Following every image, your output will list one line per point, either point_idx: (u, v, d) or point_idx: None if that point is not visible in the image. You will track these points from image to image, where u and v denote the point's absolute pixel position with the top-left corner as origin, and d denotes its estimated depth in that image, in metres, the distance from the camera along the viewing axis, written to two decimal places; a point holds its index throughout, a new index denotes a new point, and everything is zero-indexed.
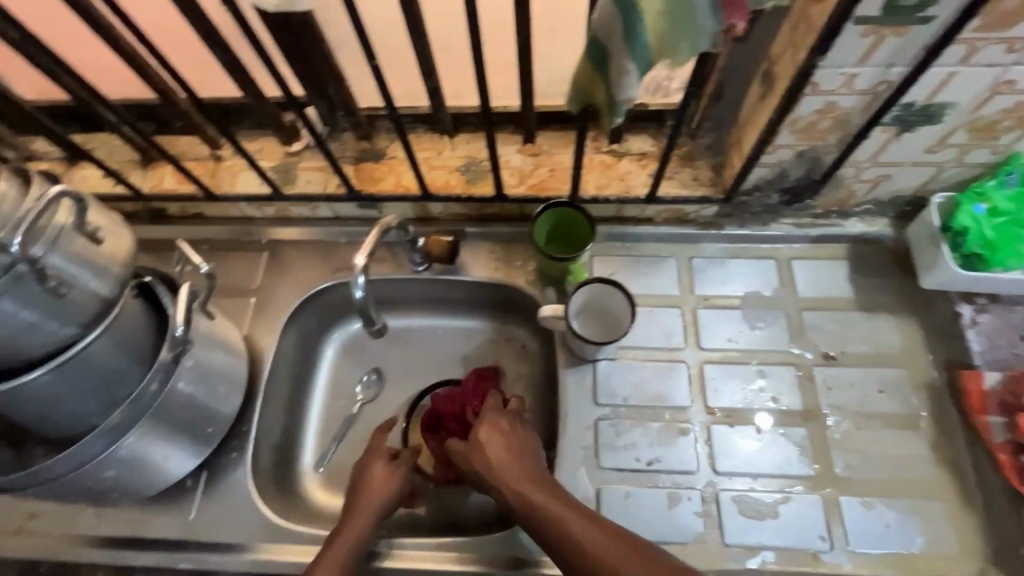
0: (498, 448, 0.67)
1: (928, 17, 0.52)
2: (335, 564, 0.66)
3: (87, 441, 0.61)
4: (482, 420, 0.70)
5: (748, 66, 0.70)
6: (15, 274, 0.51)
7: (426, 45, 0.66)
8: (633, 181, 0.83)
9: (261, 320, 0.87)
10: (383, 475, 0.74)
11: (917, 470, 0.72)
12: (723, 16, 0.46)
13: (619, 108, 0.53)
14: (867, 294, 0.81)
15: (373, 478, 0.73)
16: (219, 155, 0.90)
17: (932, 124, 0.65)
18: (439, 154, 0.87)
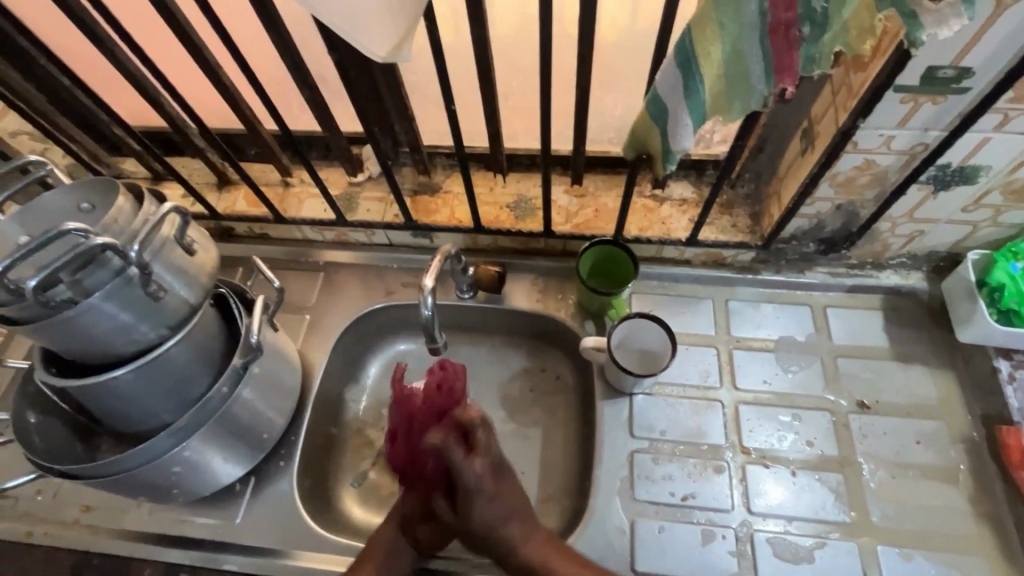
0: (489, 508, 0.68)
1: (964, 88, 0.57)
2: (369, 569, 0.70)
3: (159, 438, 0.66)
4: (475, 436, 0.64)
5: (790, 123, 0.75)
6: (125, 278, 0.57)
7: (493, 94, 0.73)
8: (673, 225, 0.88)
9: (313, 337, 0.92)
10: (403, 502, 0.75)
11: (956, 525, 0.72)
12: (775, 80, 0.51)
13: (673, 157, 0.58)
14: (902, 344, 0.83)
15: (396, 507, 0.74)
16: (288, 182, 0.97)
17: (967, 184, 0.68)
18: (491, 190, 0.93)
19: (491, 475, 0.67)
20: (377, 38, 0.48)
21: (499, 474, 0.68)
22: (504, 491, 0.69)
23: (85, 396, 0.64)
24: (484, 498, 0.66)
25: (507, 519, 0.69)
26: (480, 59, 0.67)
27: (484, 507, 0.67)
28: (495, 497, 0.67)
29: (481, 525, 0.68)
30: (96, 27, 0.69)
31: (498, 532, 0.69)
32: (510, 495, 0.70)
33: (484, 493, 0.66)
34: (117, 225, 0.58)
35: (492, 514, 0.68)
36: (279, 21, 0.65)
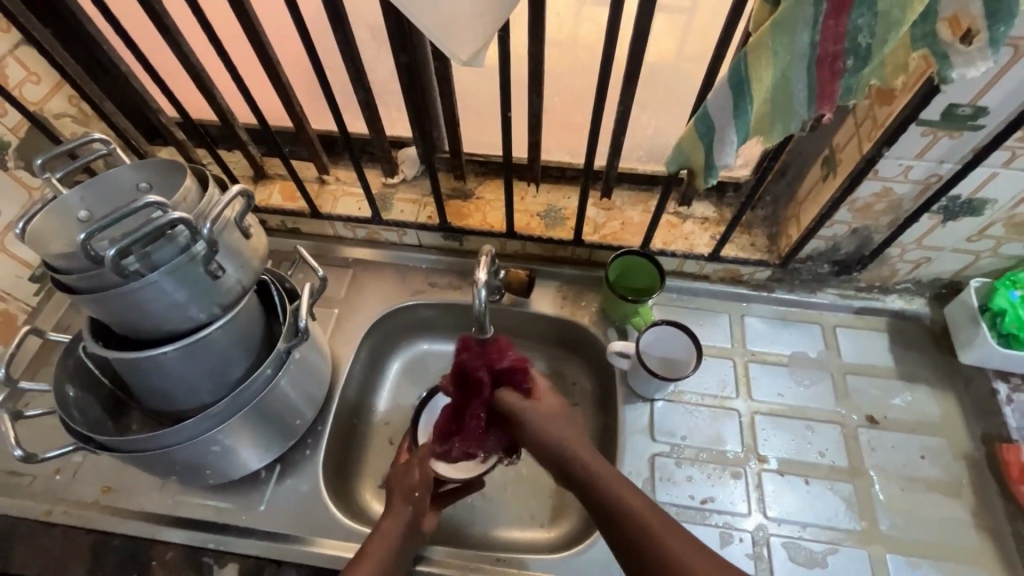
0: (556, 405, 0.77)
1: (978, 126, 0.62)
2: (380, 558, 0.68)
3: (201, 417, 0.66)
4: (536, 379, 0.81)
5: (812, 151, 0.81)
6: (190, 254, 0.59)
7: (540, 106, 0.77)
8: (696, 241, 0.92)
9: (341, 331, 0.94)
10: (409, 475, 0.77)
11: (960, 537, 0.75)
12: (816, 107, 0.56)
13: (715, 171, 0.63)
14: (907, 364, 0.88)
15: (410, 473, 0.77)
16: (324, 179, 1.00)
17: (973, 216, 0.74)
18: (523, 199, 0.97)
19: (550, 409, 0.75)
20: (460, 43, 0.52)
21: (557, 412, 0.75)
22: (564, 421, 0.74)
23: (128, 370, 0.64)
24: (546, 425, 0.73)
25: (571, 442, 0.71)
26: (534, 73, 0.72)
27: (554, 435, 0.72)
28: (556, 423, 0.73)
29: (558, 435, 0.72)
30: (166, 18, 0.72)
31: (561, 442, 0.71)
32: (568, 430, 0.73)
33: (546, 423, 0.73)
34: (185, 204, 0.60)
35: (555, 436, 0.72)
36: (346, 24, 0.69)
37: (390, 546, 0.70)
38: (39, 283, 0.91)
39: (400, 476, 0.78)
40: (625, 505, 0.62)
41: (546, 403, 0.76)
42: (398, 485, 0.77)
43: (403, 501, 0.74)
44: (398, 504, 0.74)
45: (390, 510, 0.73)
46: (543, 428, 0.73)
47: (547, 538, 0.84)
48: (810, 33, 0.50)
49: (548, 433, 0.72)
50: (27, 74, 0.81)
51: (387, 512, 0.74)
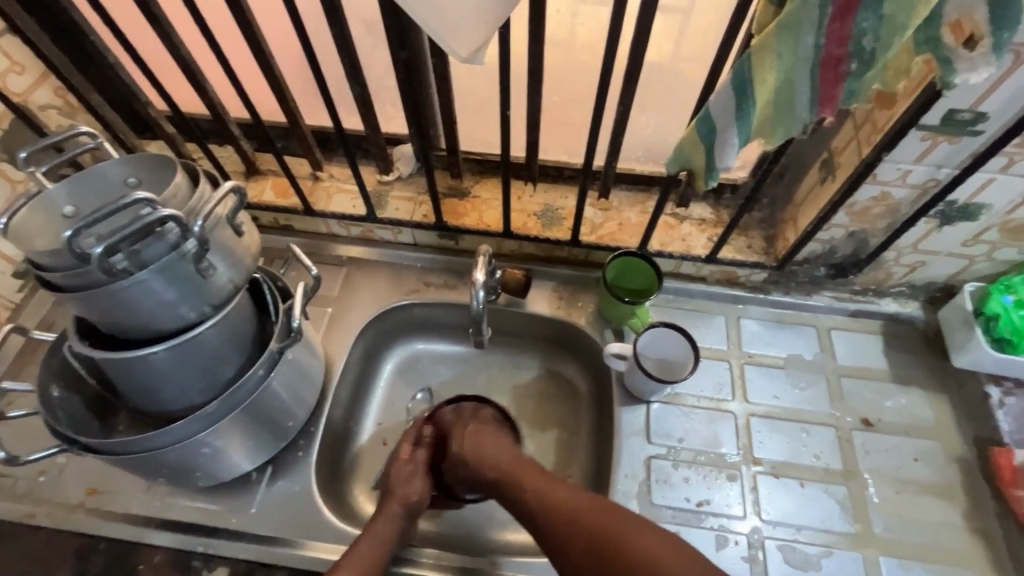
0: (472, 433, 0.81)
1: (977, 131, 0.62)
2: (361, 563, 0.67)
3: (191, 419, 0.65)
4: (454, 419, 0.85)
5: (810, 154, 0.81)
6: (180, 253, 0.58)
7: (539, 105, 0.76)
8: (693, 242, 0.92)
9: (335, 330, 0.92)
10: (404, 478, 0.77)
11: (952, 539, 0.76)
12: (818, 110, 0.55)
13: (715, 173, 0.63)
14: (901, 367, 0.88)
15: (399, 485, 0.76)
16: (318, 176, 0.98)
17: (969, 221, 0.75)
18: (520, 198, 0.96)
19: (466, 438, 0.81)
20: (462, 39, 0.51)
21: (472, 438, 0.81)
22: (482, 447, 0.79)
23: (116, 370, 0.63)
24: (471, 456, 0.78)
25: (486, 457, 0.77)
26: (534, 71, 0.71)
27: (479, 464, 0.78)
28: (476, 450, 0.79)
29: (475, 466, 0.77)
30: (155, 8, 0.70)
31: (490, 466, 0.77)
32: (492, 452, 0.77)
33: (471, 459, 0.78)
34: (176, 200, 0.59)
35: (488, 461, 0.77)
36: (342, 17, 0.68)
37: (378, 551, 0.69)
38: (23, 279, 0.88)
39: (401, 478, 0.77)
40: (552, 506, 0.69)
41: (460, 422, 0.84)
42: (396, 484, 0.76)
43: (398, 504, 0.74)
44: (393, 507, 0.73)
45: (383, 513, 0.73)
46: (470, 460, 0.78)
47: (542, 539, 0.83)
48: (814, 35, 0.49)
49: (470, 460, 0.78)
50: (10, 64, 0.78)
51: (379, 514, 0.73)
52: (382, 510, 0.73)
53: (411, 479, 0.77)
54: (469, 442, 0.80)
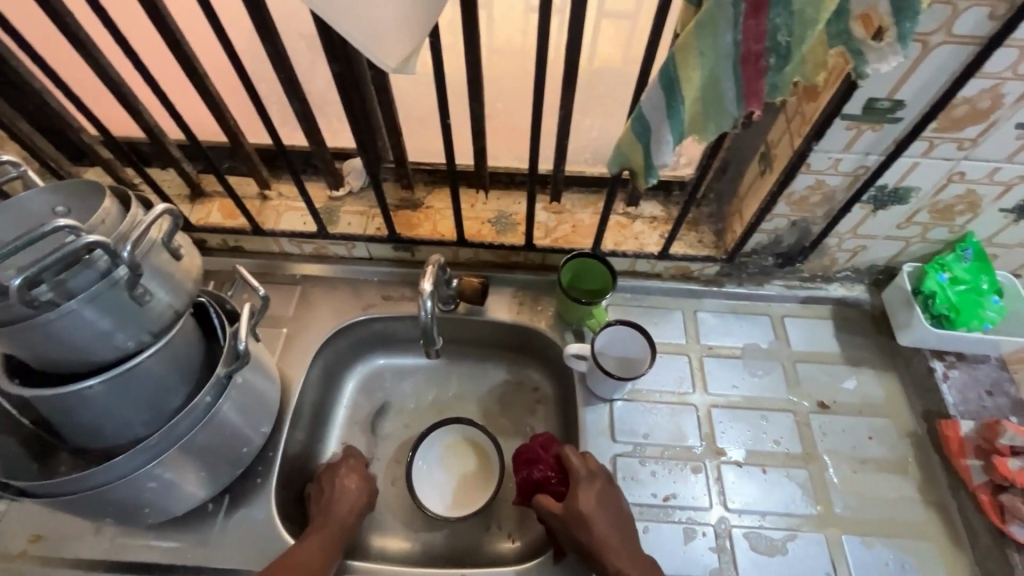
0: (593, 500, 0.71)
1: (897, 118, 0.65)
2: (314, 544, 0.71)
3: (134, 453, 0.62)
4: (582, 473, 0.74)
5: (749, 149, 0.83)
6: (111, 280, 0.55)
7: (482, 113, 0.76)
8: (645, 240, 0.93)
9: (290, 351, 0.90)
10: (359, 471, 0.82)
11: (910, 512, 0.78)
12: (744, 104, 0.57)
13: (654, 171, 0.64)
14: (851, 349, 0.91)
15: (348, 476, 0.81)
16: (266, 195, 0.96)
17: (900, 204, 0.78)
18: (473, 206, 0.96)
19: (601, 492, 0.73)
20: (388, 49, 0.50)
21: (605, 495, 0.73)
22: (611, 511, 0.72)
23: (48, 408, 0.60)
24: (588, 521, 0.70)
25: (602, 530, 0.69)
26: (472, 80, 0.71)
27: (603, 527, 0.69)
28: (603, 511, 0.71)
29: (593, 534, 0.69)
30: (79, 31, 0.68)
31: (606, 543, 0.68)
32: (607, 524, 0.70)
33: (598, 517, 0.70)
34: (104, 226, 0.56)
35: (612, 539, 0.69)
36: (274, 32, 0.67)
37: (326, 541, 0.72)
38: None
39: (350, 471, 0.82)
40: None
41: (586, 474, 0.74)
42: (345, 489, 0.79)
43: (348, 504, 0.78)
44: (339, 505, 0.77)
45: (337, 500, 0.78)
46: (595, 519, 0.70)
47: (517, 550, 0.84)
48: (732, 33, 0.51)
49: (586, 526, 0.69)
50: None
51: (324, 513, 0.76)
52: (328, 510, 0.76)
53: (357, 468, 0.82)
54: (603, 501, 0.72)
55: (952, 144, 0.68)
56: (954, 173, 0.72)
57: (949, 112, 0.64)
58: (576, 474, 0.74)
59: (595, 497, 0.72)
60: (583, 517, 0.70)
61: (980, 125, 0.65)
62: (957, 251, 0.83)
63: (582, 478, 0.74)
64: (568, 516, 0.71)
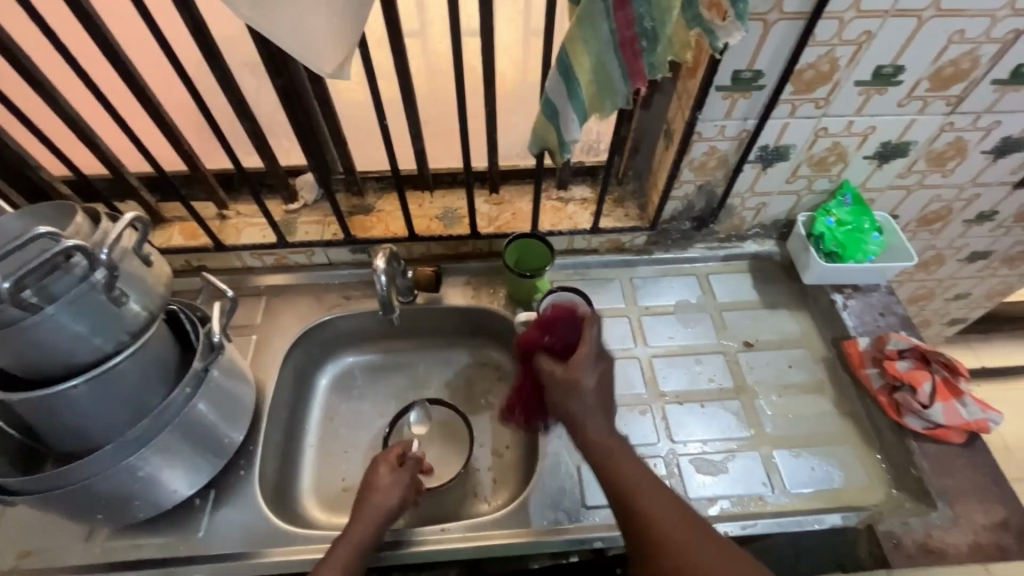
0: (592, 378, 0.74)
1: (761, 85, 0.79)
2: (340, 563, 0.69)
3: (116, 445, 0.67)
4: (585, 342, 0.75)
5: (654, 128, 0.96)
6: (89, 283, 0.61)
7: (416, 115, 0.86)
8: (578, 219, 1.04)
9: (262, 355, 0.96)
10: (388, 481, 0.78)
11: (829, 424, 0.89)
12: (630, 82, 0.68)
13: (567, 147, 0.75)
14: (767, 295, 1.03)
15: (376, 481, 0.78)
16: (225, 215, 1.03)
17: (783, 161, 0.91)
18: (421, 206, 1.05)
19: (601, 371, 0.76)
20: (324, 58, 0.59)
21: (602, 374, 0.76)
22: (602, 384, 0.75)
23: (33, 412, 0.65)
24: (577, 393, 0.73)
25: (587, 395, 0.73)
26: (404, 84, 0.81)
27: (587, 400, 0.73)
28: (602, 405, 0.74)
29: (581, 403, 0.73)
30: (36, 72, 0.75)
31: (663, 527, 0.64)
32: (594, 406, 0.73)
33: (571, 392, 0.74)
34: (79, 237, 0.63)
35: (596, 409, 0.73)
36: (220, 58, 0.75)
37: (363, 540, 0.72)
38: None
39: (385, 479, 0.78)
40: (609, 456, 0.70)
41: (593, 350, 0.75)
42: (383, 488, 0.77)
43: (377, 503, 0.75)
44: (377, 499, 0.76)
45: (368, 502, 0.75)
46: (630, 470, 0.69)
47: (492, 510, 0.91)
48: (607, 23, 0.63)
49: (579, 395, 0.73)
50: None
51: (361, 508, 0.75)
52: (361, 509, 0.75)
53: (384, 467, 0.80)
54: (601, 377, 0.75)
55: (810, 104, 0.82)
56: (820, 129, 0.86)
57: (799, 77, 0.77)
58: (585, 347, 0.75)
59: (596, 374, 0.74)
60: (580, 394, 0.73)
61: (827, 86, 0.79)
62: (839, 198, 0.97)
63: (586, 353, 0.75)
64: (561, 384, 0.74)
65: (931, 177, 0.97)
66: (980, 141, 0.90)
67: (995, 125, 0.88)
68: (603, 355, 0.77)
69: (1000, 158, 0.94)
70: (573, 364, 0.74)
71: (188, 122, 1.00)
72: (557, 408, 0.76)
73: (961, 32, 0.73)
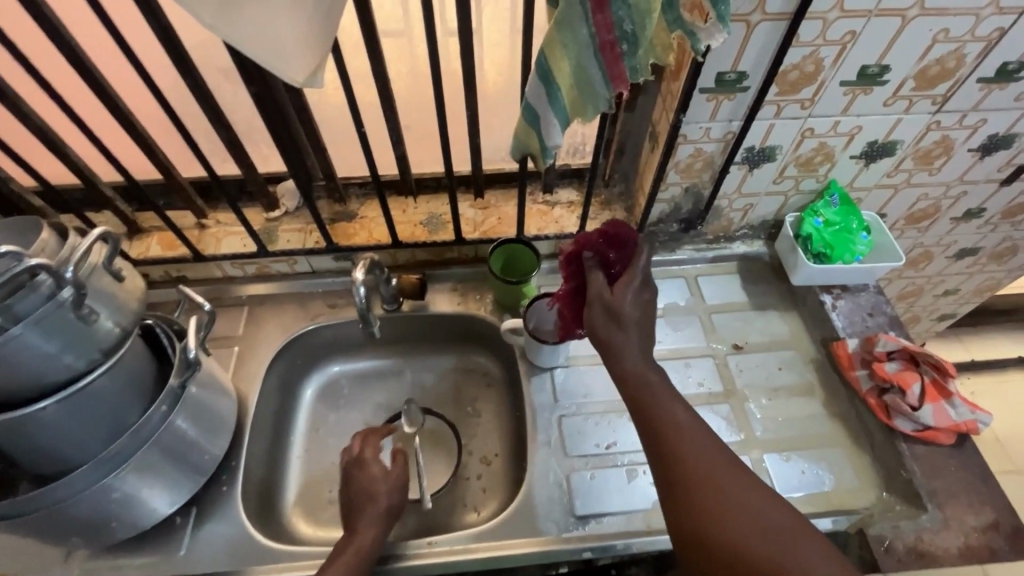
0: (635, 307, 0.68)
1: (745, 87, 0.77)
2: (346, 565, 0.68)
3: (90, 466, 0.65)
4: (633, 271, 0.70)
5: (639, 130, 0.94)
6: (57, 302, 0.59)
7: (395, 120, 0.84)
8: (565, 223, 1.03)
9: (244, 367, 0.94)
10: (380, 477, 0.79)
11: (820, 427, 0.88)
12: (612, 86, 0.67)
13: (549, 152, 0.73)
14: (756, 296, 1.02)
15: (370, 478, 0.79)
16: (204, 224, 1.01)
17: (769, 161, 0.90)
18: (405, 211, 1.03)
19: (643, 302, 0.69)
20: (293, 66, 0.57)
21: (643, 305, 0.69)
22: (643, 315, 0.69)
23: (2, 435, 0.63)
24: (619, 319, 0.67)
25: (628, 327, 0.67)
26: (382, 90, 0.79)
27: (622, 328, 0.67)
28: (641, 337, 0.67)
29: (620, 329, 0.67)
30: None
31: (699, 475, 0.59)
32: (636, 337, 0.67)
33: (613, 318, 0.68)
34: (45, 254, 0.61)
35: (634, 341, 0.66)
36: (192, 67, 0.73)
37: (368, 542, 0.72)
38: None
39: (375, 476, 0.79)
40: (647, 388, 0.64)
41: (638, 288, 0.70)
42: (380, 486, 0.78)
43: (377, 503, 0.76)
44: (377, 498, 0.76)
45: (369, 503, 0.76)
46: (668, 411, 0.63)
47: (481, 520, 0.90)
48: (586, 26, 0.61)
49: (619, 321, 0.67)
50: None
51: (363, 509, 0.76)
52: (364, 510, 0.75)
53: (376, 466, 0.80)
54: (641, 308, 0.69)
55: (795, 104, 0.81)
56: (806, 130, 0.85)
57: (783, 78, 0.76)
58: (634, 275, 0.69)
59: (639, 306, 0.69)
60: (623, 321, 0.67)
61: (812, 86, 0.78)
62: (826, 198, 0.96)
63: (634, 281, 0.69)
64: (602, 306, 0.68)
65: (918, 176, 0.96)
66: (966, 139, 0.90)
67: (982, 123, 0.87)
68: (648, 287, 0.71)
69: (987, 156, 0.94)
70: (620, 288, 0.69)
71: (162, 130, 0.97)
72: (593, 333, 0.69)
73: (946, 30, 0.72)
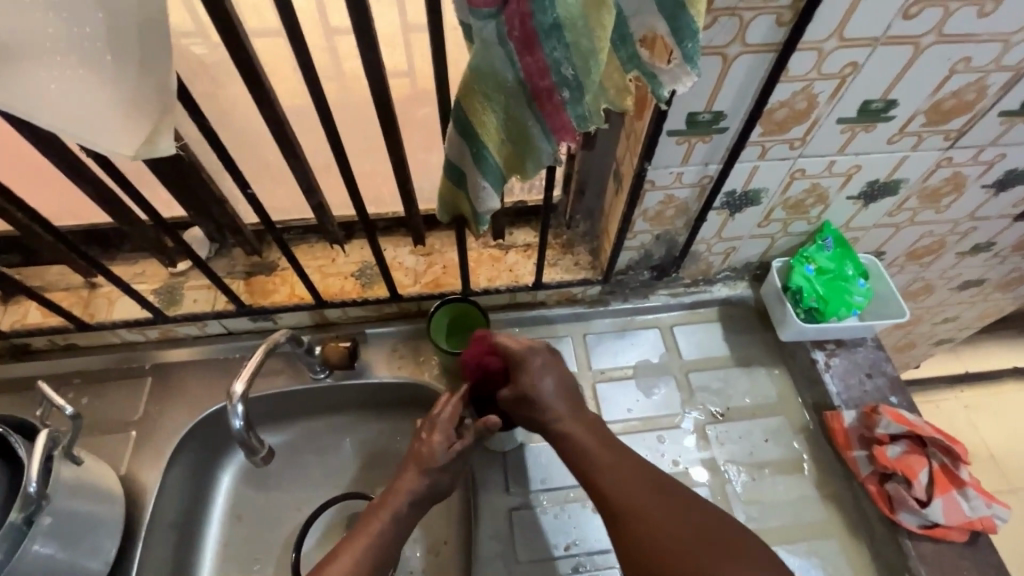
0: (546, 378, 0.69)
1: (723, 128, 0.63)
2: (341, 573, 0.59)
3: None
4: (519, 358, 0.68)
5: (601, 169, 0.81)
6: None
7: (301, 167, 0.70)
8: (519, 271, 0.89)
9: (142, 456, 0.80)
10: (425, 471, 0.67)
11: (811, 512, 0.77)
12: (555, 139, 0.52)
13: (482, 217, 0.59)
14: (740, 350, 0.89)
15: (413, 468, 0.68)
16: (93, 283, 0.87)
17: (753, 205, 0.77)
18: (333, 262, 0.89)
19: (549, 368, 0.70)
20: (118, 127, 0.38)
21: (551, 367, 0.70)
22: (558, 378, 0.70)
23: None
24: (538, 394, 0.68)
25: (546, 399, 0.68)
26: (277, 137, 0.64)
27: (544, 407, 0.68)
28: (568, 402, 0.69)
29: (539, 405, 0.68)
30: None
31: (649, 519, 0.59)
32: (559, 400, 0.69)
33: (531, 402, 0.68)
34: None
35: (557, 406, 0.68)
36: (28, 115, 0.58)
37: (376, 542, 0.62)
38: None
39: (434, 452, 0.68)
40: (577, 447, 0.66)
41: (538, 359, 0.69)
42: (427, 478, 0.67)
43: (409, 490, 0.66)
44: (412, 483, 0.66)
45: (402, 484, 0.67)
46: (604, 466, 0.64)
47: None
48: (512, 70, 0.46)
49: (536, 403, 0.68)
50: None
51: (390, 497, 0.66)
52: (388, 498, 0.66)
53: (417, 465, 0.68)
54: (555, 374, 0.70)
55: (784, 145, 0.67)
56: (795, 171, 0.72)
57: (769, 116, 0.62)
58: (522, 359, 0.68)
59: (546, 369, 0.69)
60: (539, 398, 0.68)
61: (804, 124, 0.64)
62: (818, 241, 0.84)
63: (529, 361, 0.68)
64: (514, 401, 0.69)
65: (923, 214, 0.84)
66: (980, 175, 0.77)
67: (999, 158, 0.74)
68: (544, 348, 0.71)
69: (1001, 192, 0.81)
70: (521, 380, 0.68)
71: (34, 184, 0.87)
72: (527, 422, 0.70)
73: (967, 60, 0.59)
